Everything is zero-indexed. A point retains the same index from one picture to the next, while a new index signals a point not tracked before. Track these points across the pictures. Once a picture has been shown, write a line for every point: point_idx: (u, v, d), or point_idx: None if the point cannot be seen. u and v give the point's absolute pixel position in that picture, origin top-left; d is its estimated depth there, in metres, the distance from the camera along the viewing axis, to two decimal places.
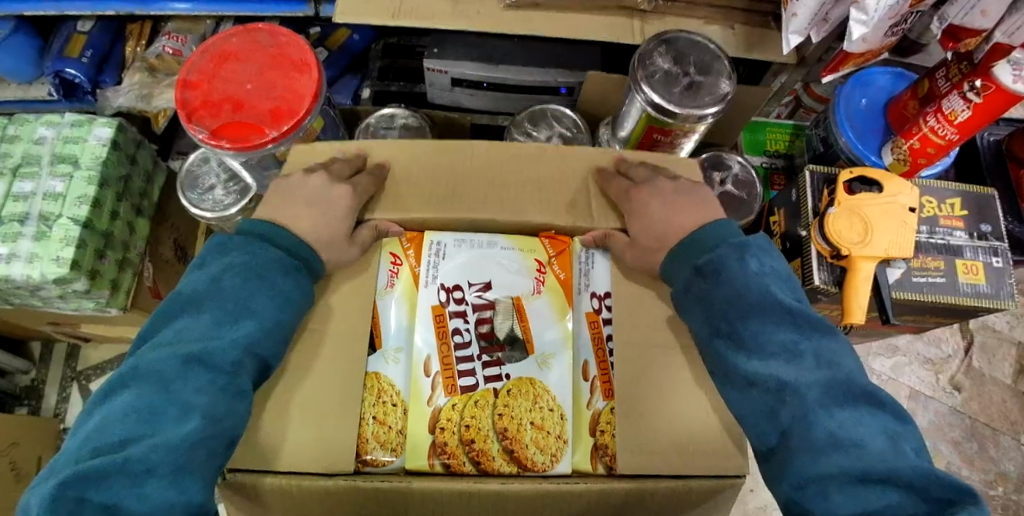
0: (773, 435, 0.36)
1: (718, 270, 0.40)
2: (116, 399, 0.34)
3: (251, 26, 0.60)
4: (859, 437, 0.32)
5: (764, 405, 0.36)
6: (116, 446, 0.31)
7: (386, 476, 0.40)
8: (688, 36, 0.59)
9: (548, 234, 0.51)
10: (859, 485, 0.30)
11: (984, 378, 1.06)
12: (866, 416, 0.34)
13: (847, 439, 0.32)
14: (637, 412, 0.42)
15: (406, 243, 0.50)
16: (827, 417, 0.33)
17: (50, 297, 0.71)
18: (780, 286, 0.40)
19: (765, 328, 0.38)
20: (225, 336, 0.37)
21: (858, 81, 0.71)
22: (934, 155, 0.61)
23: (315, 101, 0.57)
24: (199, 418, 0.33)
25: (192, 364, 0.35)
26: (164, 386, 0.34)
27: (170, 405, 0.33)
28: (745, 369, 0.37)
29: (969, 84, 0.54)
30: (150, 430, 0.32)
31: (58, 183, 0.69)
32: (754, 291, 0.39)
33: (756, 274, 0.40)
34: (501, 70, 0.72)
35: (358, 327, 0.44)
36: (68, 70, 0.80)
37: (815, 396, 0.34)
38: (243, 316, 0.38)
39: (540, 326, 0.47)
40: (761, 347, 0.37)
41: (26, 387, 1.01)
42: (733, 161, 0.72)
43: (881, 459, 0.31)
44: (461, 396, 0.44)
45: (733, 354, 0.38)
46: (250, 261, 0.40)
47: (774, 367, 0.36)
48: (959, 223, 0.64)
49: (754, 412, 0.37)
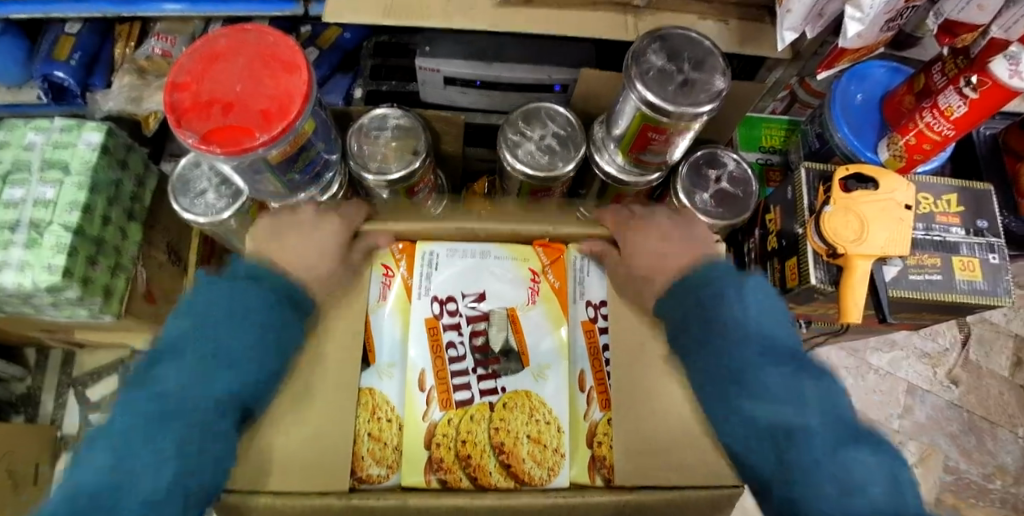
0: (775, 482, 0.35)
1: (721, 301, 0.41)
2: (95, 451, 0.33)
3: (239, 27, 0.59)
4: (863, 481, 0.31)
5: (769, 450, 0.35)
6: (92, 496, 0.30)
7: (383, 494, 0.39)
8: (682, 32, 0.58)
9: (541, 242, 0.51)
10: None
11: (982, 371, 1.06)
12: (869, 457, 0.33)
13: (851, 485, 0.31)
14: (635, 414, 0.43)
15: (399, 253, 0.50)
16: (832, 460, 0.33)
17: (42, 305, 0.70)
18: (773, 327, 0.40)
19: (765, 370, 0.37)
20: (202, 370, 0.36)
21: (854, 76, 0.70)
22: (929, 152, 0.61)
23: (305, 101, 0.56)
24: (174, 464, 0.32)
25: (171, 409, 0.34)
26: (143, 433, 0.33)
27: (147, 451, 0.32)
28: (747, 412, 0.36)
29: (965, 80, 0.54)
30: (126, 480, 0.31)
31: (48, 190, 0.69)
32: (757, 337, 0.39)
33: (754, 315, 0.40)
34: (493, 69, 0.71)
35: (348, 357, 0.43)
36: (56, 73, 0.79)
37: (821, 440, 0.34)
38: (221, 347, 0.37)
39: (535, 337, 0.47)
40: (766, 389, 0.36)
41: (21, 394, 1.00)
42: (727, 159, 0.72)
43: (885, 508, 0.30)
44: (456, 409, 0.44)
45: (738, 395, 0.37)
46: (228, 299, 0.39)
47: (778, 408, 0.35)
48: (955, 219, 0.64)
49: (758, 456, 0.35)
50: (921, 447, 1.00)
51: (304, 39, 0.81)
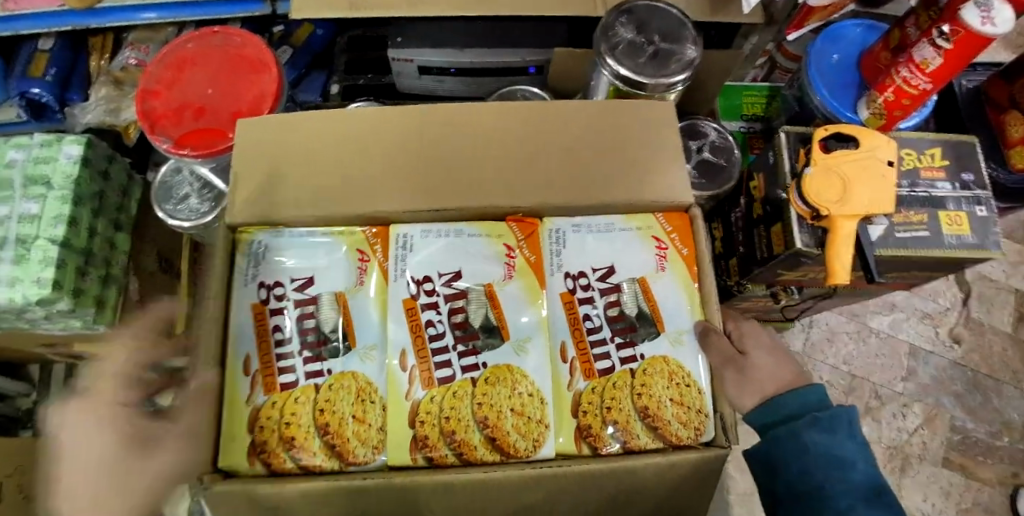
0: (823, 466, 0.35)
1: (834, 424, 0.37)
2: None
3: (206, 30, 0.58)
4: (848, 458, 0.36)
5: (827, 455, 0.36)
6: None
7: (486, 465, 0.38)
8: (648, 4, 0.57)
9: (514, 217, 0.46)
10: (838, 469, 0.35)
11: (984, 328, 1.05)
12: (842, 440, 0.36)
13: (836, 460, 0.35)
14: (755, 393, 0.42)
15: (372, 238, 0.45)
16: (831, 445, 0.36)
17: (35, 319, 0.71)
18: (803, 401, 0.39)
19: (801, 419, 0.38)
20: None
21: (828, 37, 0.70)
22: (909, 107, 0.61)
23: (277, 101, 0.56)
24: None
25: None
26: None
27: None
28: (812, 443, 0.36)
29: (937, 31, 0.52)
30: None
31: (32, 205, 0.68)
32: (842, 441, 0.36)
33: (860, 451, 0.36)
34: (465, 55, 0.71)
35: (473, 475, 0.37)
36: (32, 90, 0.78)
37: (814, 436, 0.37)
38: None
39: (514, 311, 0.43)
40: (818, 431, 0.37)
41: (27, 410, 1.01)
42: (708, 128, 0.71)
43: (842, 458, 0.36)
44: (439, 387, 0.41)
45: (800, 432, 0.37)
46: None
47: (827, 441, 0.36)
48: (940, 174, 0.63)
49: (821, 458, 0.36)
50: (926, 408, 1.00)
51: (278, 39, 0.81)
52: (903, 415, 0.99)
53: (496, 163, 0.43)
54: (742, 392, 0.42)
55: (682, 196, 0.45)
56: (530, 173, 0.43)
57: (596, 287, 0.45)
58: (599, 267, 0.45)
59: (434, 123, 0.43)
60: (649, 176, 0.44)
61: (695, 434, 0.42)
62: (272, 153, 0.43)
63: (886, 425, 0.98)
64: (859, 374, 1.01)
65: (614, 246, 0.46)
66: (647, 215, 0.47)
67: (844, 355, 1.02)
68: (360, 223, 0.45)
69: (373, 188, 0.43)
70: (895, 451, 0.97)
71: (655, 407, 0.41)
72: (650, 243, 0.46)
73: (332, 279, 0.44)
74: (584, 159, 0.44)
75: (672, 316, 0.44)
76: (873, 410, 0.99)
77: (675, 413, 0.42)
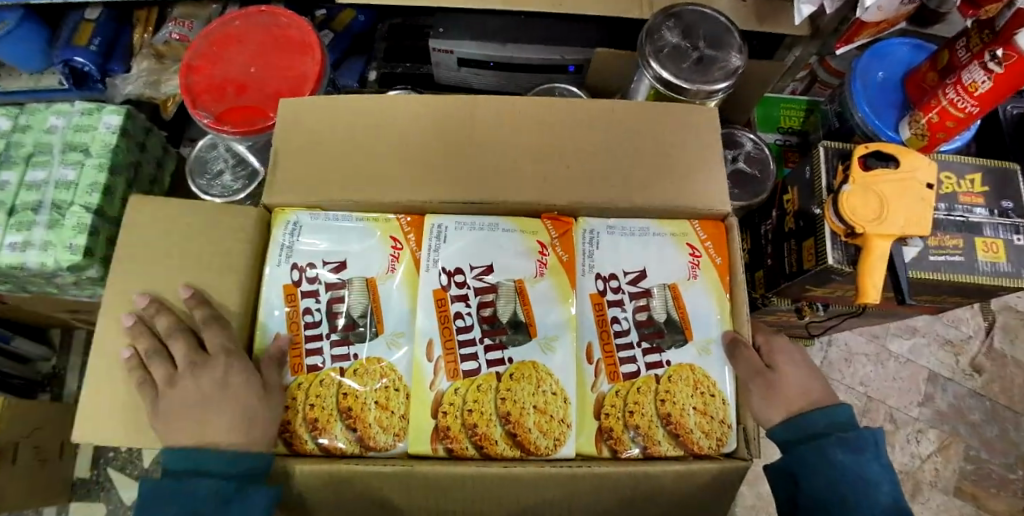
0: (848, 486, 0.35)
1: (861, 443, 0.36)
2: None
3: (253, 9, 0.59)
4: (873, 479, 0.35)
5: (852, 474, 0.35)
6: None
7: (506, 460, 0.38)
8: (696, 9, 0.57)
9: (550, 215, 0.46)
10: (863, 490, 0.35)
11: (1007, 359, 1.03)
12: (867, 460, 0.36)
13: (862, 482, 0.35)
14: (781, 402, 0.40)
15: (407, 226, 0.46)
16: (858, 465, 0.35)
17: (65, 283, 0.72)
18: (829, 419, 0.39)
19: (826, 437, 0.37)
20: None
21: (875, 54, 0.68)
22: (953, 130, 0.59)
23: (317, 84, 0.56)
24: None
25: None
26: None
27: None
28: (837, 462, 0.36)
29: (989, 54, 0.51)
30: None
31: (69, 171, 0.70)
32: (867, 462, 0.36)
33: (886, 472, 0.36)
34: (506, 49, 0.70)
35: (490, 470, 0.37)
36: (76, 59, 0.80)
37: (840, 455, 0.36)
38: None
39: (542, 308, 0.43)
40: (844, 451, 0.36)
41: (48, 374, 1.00)
42: (745, 138, 0.71)
43: (868, 480, 0.35)
44: (463, 379, 0.41)
45: (825, 449, 0.37)
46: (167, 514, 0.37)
47: (852, 461, 0.36)
48: (979, 200, 0.62)
49: (847, 477, 0.35)
50: (941, 436, 0.98)
51: (319, 22, 0.82)
52: (917, 440, 0.98)
53: (534, 160, 0.43)
54: (768, 406, 0.41)
55: (719, 204, 0.44)
56: (568, 172, 0.43)
57: (626, 290, 0.45)
58: (630, 270, 0.45)
59: (476, 116, 0.43)
60: (686, 182, 0.44)
61: (716, 445, 0.41)
62: (315, 137, 0.43)
63: (899, 450, 0.97)
64: (875, 396, 1.00)
65: (647, 250, 0.45)
66: (682, 222, 0.46)
67: (861, 376, 1.01)
68: (394, 211, 0.46)
69: (409, 177, 0.43)
70: (906, 477, 0.95)
71: (677, 414, 0.41)
72: (683, 249, 0.46)
73: (363, 264, 0.44)
74: (622, 162, 0.44)
75: (701, 325, 0.44)
76: (888, 434, 0.98)
77: (697, 422, 0.41)
